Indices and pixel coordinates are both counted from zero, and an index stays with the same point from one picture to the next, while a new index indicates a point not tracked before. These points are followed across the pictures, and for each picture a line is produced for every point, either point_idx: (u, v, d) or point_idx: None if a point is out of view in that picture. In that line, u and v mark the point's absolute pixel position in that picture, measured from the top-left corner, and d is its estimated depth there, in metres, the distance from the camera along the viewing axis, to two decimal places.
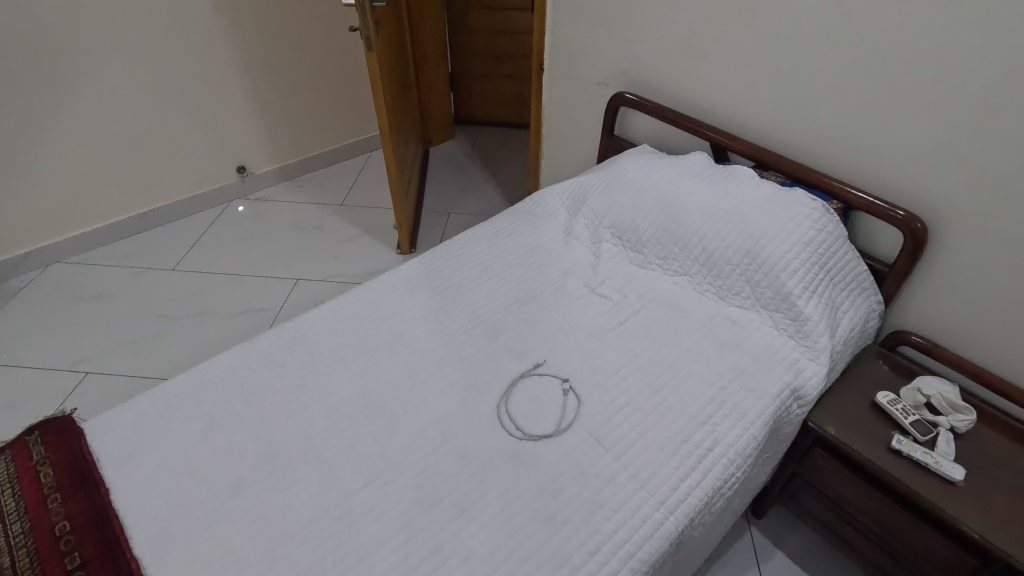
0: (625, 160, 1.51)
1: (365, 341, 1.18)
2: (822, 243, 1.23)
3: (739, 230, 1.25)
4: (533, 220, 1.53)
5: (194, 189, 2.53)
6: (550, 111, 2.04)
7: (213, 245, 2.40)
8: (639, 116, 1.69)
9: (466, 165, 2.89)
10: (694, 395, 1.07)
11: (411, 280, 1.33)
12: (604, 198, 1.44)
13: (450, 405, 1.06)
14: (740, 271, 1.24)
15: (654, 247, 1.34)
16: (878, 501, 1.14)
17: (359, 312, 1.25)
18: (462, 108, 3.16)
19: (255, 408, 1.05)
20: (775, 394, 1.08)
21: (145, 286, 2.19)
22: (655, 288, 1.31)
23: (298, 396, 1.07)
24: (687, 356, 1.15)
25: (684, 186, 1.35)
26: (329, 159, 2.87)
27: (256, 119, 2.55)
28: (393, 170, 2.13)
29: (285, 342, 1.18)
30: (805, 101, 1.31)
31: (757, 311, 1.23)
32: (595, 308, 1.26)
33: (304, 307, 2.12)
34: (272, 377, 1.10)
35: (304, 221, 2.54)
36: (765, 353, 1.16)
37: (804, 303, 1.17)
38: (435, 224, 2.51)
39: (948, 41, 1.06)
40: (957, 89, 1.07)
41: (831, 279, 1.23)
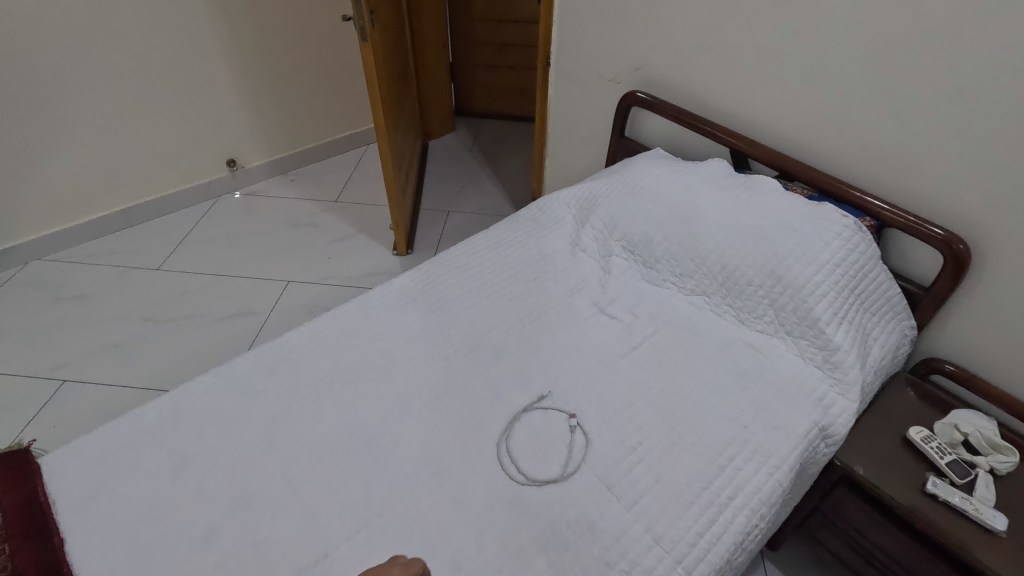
0: (637, 165, 1.40)
1: (353, 365, 1.08)
2: (854, 263, 1.12)
3: (763, 247, 1.14)
4: (538, 228, 1.42)
5: (182, 182, 2.41)
6: (556, 108, 1.92)
7: (201, 242, 2.29)
8: (652, 116, 1.58)
9: (466, 160, 2.78)
10: (713, 435, 0.98)
11: (405, 295, 1.23)
12: (614, 207, 1.33)
13: (445, 442, 0.96)
14: (763, 293, 1.14)
15: (669, 263, 1.23)
16: (908, 547, 1.05)
17: (347, 331, 1.15)
18: (463, 100, 3.03)
19: (229, 442, 0.95)
20: (801, 435, 0.99)
21: (128, 285, 2.08)
22: (669, 309, 1.21)
23: (278, 428, 0.97)
24: (704, 387, 1.05)
25: (703, 197, 1.24)
26: (324, 151, 2.75)
27: (247, 110, 2.43)
28: (388, 168, 2.02)
29: (266, 365, 1.07)
30: (836, 107, 1.19)
31: (780, 337, 1.13)
32: (604, 330, 1.16)
33: (294, 310, 2.01)
34: (249, 406, 1.01)
35: (297, 218, 2.43)
36: (789, 385, 1.06)
37: (832, 330, 1.07)
38: (433, 223, 2.40)
39: (1005, 46, 0.94)
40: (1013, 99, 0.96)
41: (862, 303, 1.12)
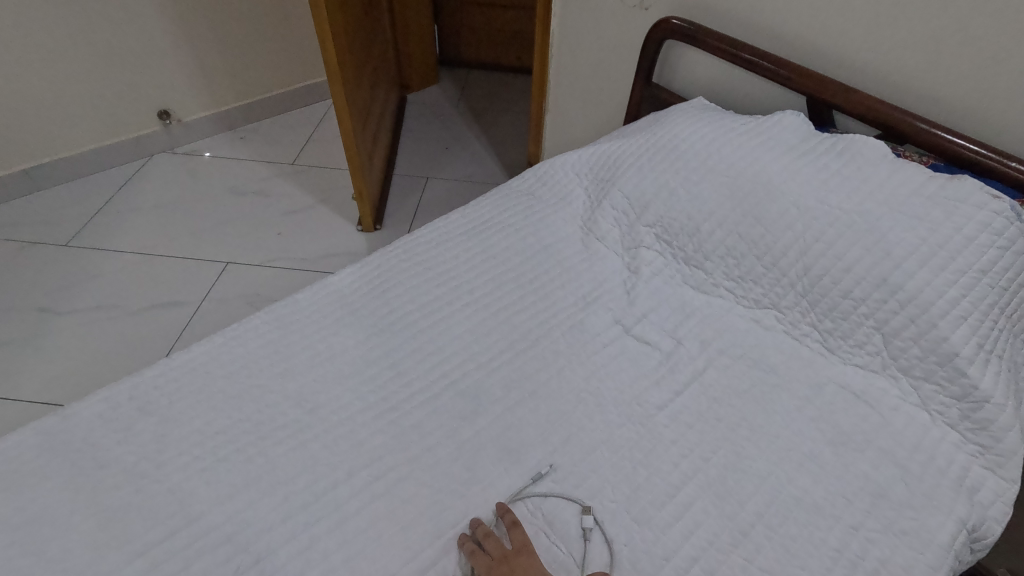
0: (672, 118, 1.01)
1: (252, 417, 0.71)
2: (1009, 269, 0.74)
3: (870, 242, 0.77)
4: (537, 206, 1.04)
5: (103, 138, 1.98)
6: (562, 48, 1.51)
7: (124, 212, 1.88)
8: (690, 55, 1.18)
9: (451, 118, 2.36)
10: (806, 547, 0.63)
11: (344, 303, 0.85)
12: (643, 179, 0.95)
13: (384, 558, 0.61)
14: (867, 310, 0.77)
15: (723, 261, 0.87)
16: None
17: (251, 360, 0.77)
18: (448, 46, 2.58)
19: (33, 559, 0.59)
20: (944, 545, 0.63)
21: (28, 266, 1.68)
22: (724, 328, 0.86)
23: (119, 531, 0.61)
24: (785, 460, 0.70)
25: (775, 166, 0.86)
26: (282, 104, 2.32)
27: (180, 50, 1.98)
28: (347, 124, 1.61)
29: (117, 417, 0.70)
30: (982, 33, 0.79)
31: (891, 375, 0.77)
32: (632, 363, 0.81)
33: (233, 300, 1.62)
34: (80, 490, 0.64)
35: (245, 184, 2.02)
36: (910, 455, 0.71)
37: (980, 373, 0.70)
38: (409, 192, 2.00)
39: None
40: None
41: (1016, 329, 0.76)
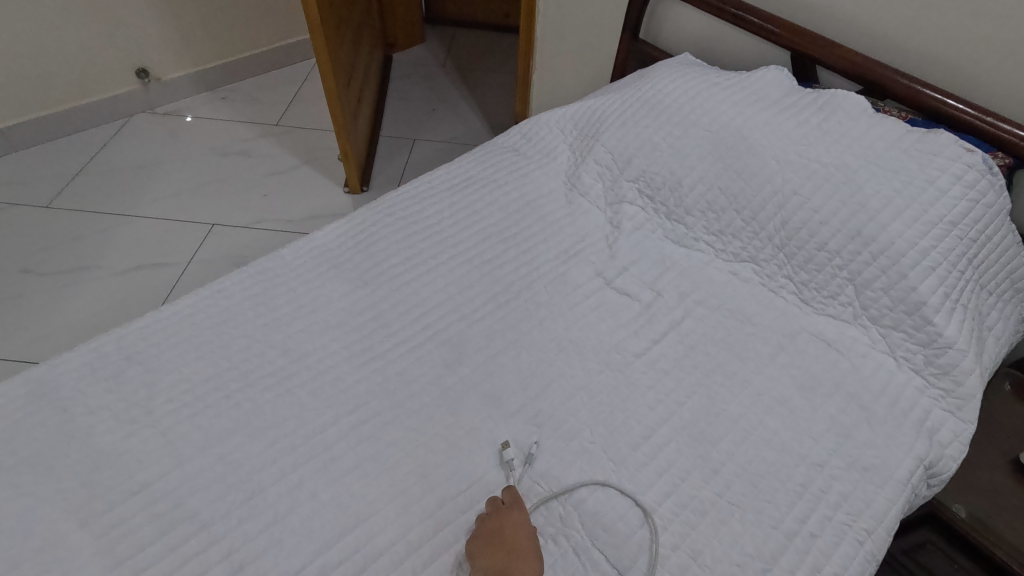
0: (658, 73, 1.01)
1: (240, 365, 0.73)
2: (978, 222, 0.76)
3: (847, 196, 0.78)
4: (521, 163, 1.05)
5: (79, 96, 1.93)
6: (548, 3, 1.48)
7: (104, 173, 1.84)
8: (676, 10, 1.17)
9: (437, 77, 2.31)
10: (773, 483, 0.66)
11: (329, 257, 0.86)
12: (627, 134, 0.96)
13: (371, 496, 0.63)
14: (841, 262, 0.79)
15: (704, 215, 0.89)
16: None
17: (237, 311, 0.78)
18: (434, 2, 2.51)
19: (29, 499, 0.60)
20: (902, 480, 0.67)
21: (7, 227, 1.65)
22: (703, 281, 0.88)
23: (114, 472, 0.63)
24: (759, 404, 0.73)
25: (758, 120, 0.87)
26: (264, 63, 2.27)
27: (156, 5, 1.91)
28: (331, 81, 1.58)
29: (105, 365, 0.71)
30: None
31: (863, 325, 0.79)
32: (613, 314, 0.83)
33: (219, 262, 1.62)
34: (72, 436, 0.65)
35: (227, 144, 1.99)
36: (876, 399, 0.74)
37: (945, 320, 0.73)
38: (395, 153, 1.98)
39: None
40: None
41: (981, 281, 0.78)
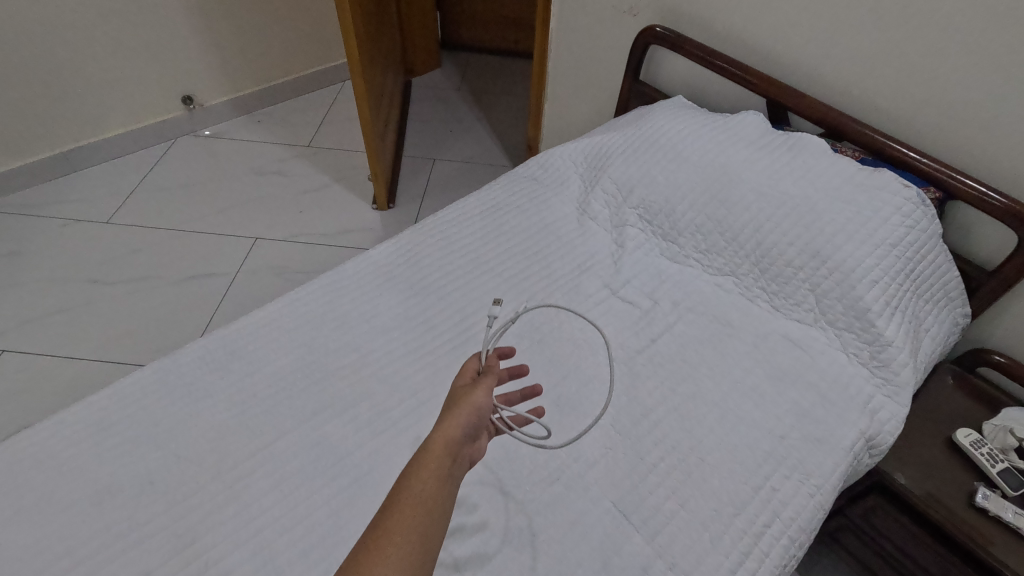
0: (655, 115, 1.19)
1: (321, 359, 0.91)
2: (913, 244, 0.94)
3: (807, 223, 0.96)
4: (540, 190, 1.23)
5: (131, 121, 2.12)
6: (559, 43, 1.68)
7: (155, 191, 2.03)
8: (671, 58, 1.37)
9: (454, 101, 2.51)
10: (745, 451, 0.84)
11: (384, 272, 1.05)
12: (629, 167, 1.14)
13: None
14: (804, 276, 0.97)
15: (693, 237, 1.07)
16: (948, 564, 0.94)
17: (314, 316, 0.97)
18: (449, 29, 2.71)
19: (171, 460, 0.79)
20: (847, 449, 0.85)
21: (73, 241, 1.84)
22: (692, 291, 1.06)
23: (232, 440, 0.81)
24: (736, 389, 0.91)
25: (737, 158, 1.05)
26: (295, 88, 2.46)
27: (203, 39, 2.11)
28: (365, 111, 1.77)
29: (215, 360, 0.90)
30: (903, 51, 0.98)
31: (822, 328, 0.97)
32: (618, 318, 1.01)
33: (263, 272, 1.80)
34: (197, 414, 0.83)
35: (264, 164, 2.18)
36: (830, 386, 0.92)
37: (885, 323, 0.91)
38: (417, 172, 2.17)
39: None
40: None
41: (917, 291, 0.96)
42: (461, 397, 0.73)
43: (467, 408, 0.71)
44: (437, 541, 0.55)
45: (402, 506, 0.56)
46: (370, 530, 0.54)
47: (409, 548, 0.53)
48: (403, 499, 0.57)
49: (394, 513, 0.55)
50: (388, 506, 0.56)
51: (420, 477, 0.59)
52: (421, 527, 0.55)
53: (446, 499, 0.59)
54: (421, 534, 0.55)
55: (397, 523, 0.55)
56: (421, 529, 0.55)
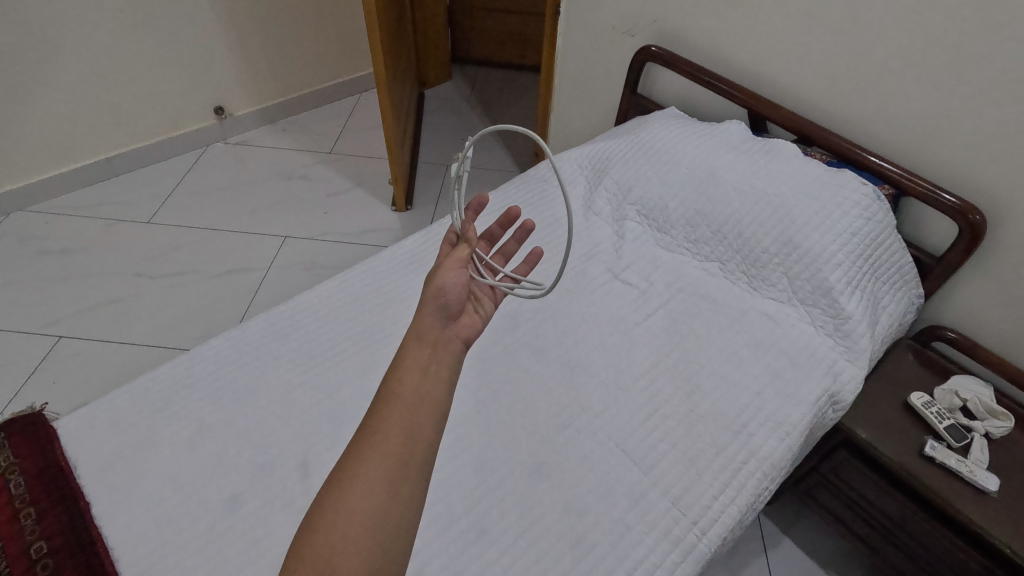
0: (651, 125, 1.37)
1: (368, 331, 1.07)
2: (870, 233, 1.11)
3: (780, 216, 1.13)
4: (550, 190, 1.40)
5: (169, 130, 2.29)
6: (564, 59, 1.85)
7: (191, 194, 2.20)
8: (666, 74, 1.55)
9: (464, 111, 2.69)
10: (726, 403, 1.00)
11: (417, 258, 1.21)
12: (628, 169, 1.31)
13: (464, 410, 0.97)
14: (777, 260, 1.13)
15: (684, 229, 1.23)
16: (904, 507, 1.10)
17: (360, 295, 1.13)
18: (460, 44, 2.90)
19: (248, 409, 0.95)
20: (812, 403, 1.01)
21: (119, 240, 2.00)
22: (683, 275, 1.22)
23: (298, 394, 0.97)
24: (719, 355, 1.08)
25: (721, 161, 1.22)
26: (316, 99, 2.64)
27: (235, 54, 2.28)
28: (388, 120, 1.95)
29: (279, 330, 1.06)
30: (860, 69, 1.15)
31: (793, 305, 1.13)
32: (619, 297, 1.18)
33: (293, 267, 1.97)
34: (267, 373, 0.99)
35: (290, 170, 2.35)
36: (800, 353, 1.08)
37: (846, 300, 1.07)
38: (432, 177, 2.35)
39: None
40: None
41: (875, 273, 1.12)
42: (426, 285, 0.78)
43: (431, 297, 0.76)
44: (424, 425, 0.63)
45: (387, 401, 0.64)
46: (363, 425, 0.63)
47: (395, 437, 0.61)
48: (388, 395, 0.65)
49: (383, 407, 0.64)
50: (376, 403, 0.64)
51: (400, 375, 0.66)
52: (406, 417, 0.63)
53: (428, 386, 0.66)
54: (407, 423, 0.63)
55: (383, 418, 0.63)
56: (407, 419, 0.63)
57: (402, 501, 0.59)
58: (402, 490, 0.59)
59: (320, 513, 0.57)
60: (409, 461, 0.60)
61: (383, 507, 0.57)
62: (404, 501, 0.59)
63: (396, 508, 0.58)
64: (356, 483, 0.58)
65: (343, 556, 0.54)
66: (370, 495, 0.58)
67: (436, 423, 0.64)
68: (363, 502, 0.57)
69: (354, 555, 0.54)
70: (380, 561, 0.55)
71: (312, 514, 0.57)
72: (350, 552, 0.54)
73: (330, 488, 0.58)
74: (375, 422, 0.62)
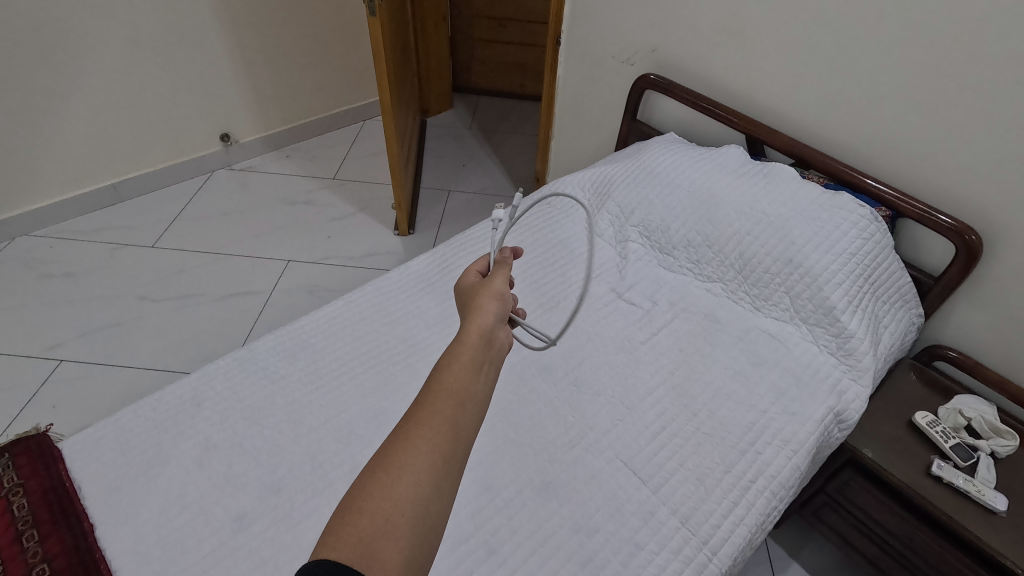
0: (652, 149, 1.40)
1: (374, 350, 1.08)
2: (870, 252, 1.12)
3: (781, 235, 1.14)
4: (553, 213, 1.43)
5: (175, 156, 2.32)
6: (565, 87, 1.91)
7: (196, 219, 2.22)
8: (664, 100, 1.60)
9: (466, 138, 2.74)
10: (733, 422, 1.01)
11: (423, 278, 1.23)
12: (630, 193, 1.34)
13: None
14: (779, 280, 1.14)
15: (686, 250, 1.25)
16: (913, 528, 1.08)
17: (367, 315, 1.14)
18: (461, 74, 2.97)
19: (256, 428, 0.94)
20: (818, 420, 1.01)
21: (123, 263, 2.01)
22: (686, 295, 1.24)
23: (305, 413, 0.97)
24: (724, 373, 1.09)
25: (721, 183, 1.24)
26: (320, 127, 2.69)
27: (243, 84, 2.34)
28: (393, 146, 1.99)
29: (287, 350, 1.07)
30: (853, 96, 1.19)
31: (796, 324, 1.14)
32: (623, 317, 1.19)
33: (296, 291, 1.97)
34: (275, 393, 1.00)
35: (295, 195, 2.37)
36: (803, 371, 1.09)
37: (848, 318, 1.08)
38: (435, 201, 2.38)
39: (1016, 55, 0.96)
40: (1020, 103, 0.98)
41: (876, 293, 1.13)
42: (485, 285, 0.78)
43: (490, 296, 0.76)
44: (472, 422, 0.60)
45: (439, 392, 0.60)
46: (412, 411, 0.59)
47: (446, 428, 0.58)
48: (439, 388, 0.61)
49: (434, 397, 0.60)
50: (427, 392, 0.61)
51: (453, 369, 0.63)
52: (458, 412, 0.59)
53: (479, 385, 0.64)
54: (457, 417, 0.59)
55: (434, 408, 0.59)
56: (457, 414, 0.59)
57: (444, 495, 0.55)
58: (444, 484, 0.55)
59: (363, 495, 0.52)
60: (456, 455, 0.57)
61: (427, 499, 0.53)
62: (444, 495, 0.55)
63: (438, 501, 0.54)
64: (403, 468, 0.54)
65: (384, 542, 0.50)
66: (416, 483, 0.53)
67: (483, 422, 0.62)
68: (409, 490, 0.53)
69: (396, 543, 0.50)
70: (417, 553, 0.51)
71: (352, 496, 0.53)
72: (391, 538, 0.50)
73: (374, 471, 0.54)
74: (425, 410, 0.59)
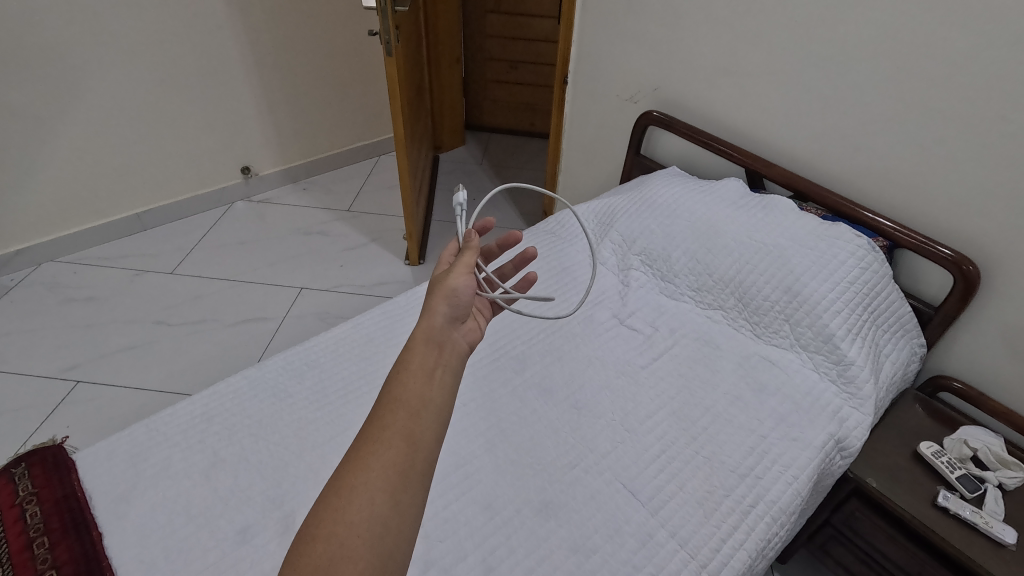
0: (654, 182, 1.45)
1: (379, 370, 1.11)
2: (867, 282, 1.14)
3: (779, 264, 1.17)
4: (557, 241, 1.47)
5: (197, 188, 2.41)
6: (572, 123, 1.98)
7: (214, 247, 2.29)
8: (667, 135, 1.66)
9: (476, 172, 2.82)
10: (733, 446, 1.01)
11: None
12: (633, 223, 1.38)
13: (472, 448, 0.99)
14: (779, 308, 1.16)
15: (686, 278, 1.28)
16: (921, 561, 1.06)
17: (373, 337, 1.18)
18: (473, 113, 3.09)
19: (262, 444, 0.97)
20: (818, 446, 1.02)
21: (143, 289, 2.07)
22: (686, 322, 1.26)
23: (310, 430, 1.00)
24: (725, 399, 1.10)
25: (720, 217, 1.28)
26: (336, 160, 2.78)
27: (265, 120, 2.45)
28: (405, 178, 2.06)
29: (295, 368, 1.11)
30: (848, 131, 1.24)
31: (797, 351, 1.15)
32: (625, 342, 1.21)
33: (307, 318, 2.01)
34: (282, 411, 1.02)
35: (310, 225, 2.45)
36: (804, 398, 1.09)
37: (847, 346, 1.09)
38: (444, 234, 2.44)
39: (999, 93, 1.01)
40: (1005, 139, 1.02)
41: (875, 321, 1.14)
42: (439, 281, 0.73)
43: (441, 295, 0.72)
44: (429, 432, 0.60)
45: (392, 408, 0.60)
46: (364, 433, 0.59)
47: (400, 444, 0.58)
48: (391, 402, 0.61)
49: (385, 415, 0.60)
50: (379, 407, 0.61)
51: (404, 379, 0.63)
52: (410, 426, 0.60)
53: (433, 392, 0.63)
54: (410, 430, 0.59)
55: (385, 423, 0.59)
56: (410, 426, 0.60)
57: (404, 510, 0.55)
58: (403, 498, 0.56)
59: (318, 523, 0.53)
60: (412, 468, 0.57)
61: (383, 518, 0.54)
62: (404, 509, 0.55)
63: (398, 517, 0.55)
64: (355, 491, 0.55)
65: (341, 565, 0.51)
66: (370, 502, 0.54)
67: (440, 428, 0.62)
68: (363, 511, 0.54)
69: (353, 564, 0.51)
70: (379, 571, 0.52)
71: (309, 524, 0.54)
72: (348, 561, 0.51)
73: (328, 497, 0.55)
74: (376, 428, 0.59)
